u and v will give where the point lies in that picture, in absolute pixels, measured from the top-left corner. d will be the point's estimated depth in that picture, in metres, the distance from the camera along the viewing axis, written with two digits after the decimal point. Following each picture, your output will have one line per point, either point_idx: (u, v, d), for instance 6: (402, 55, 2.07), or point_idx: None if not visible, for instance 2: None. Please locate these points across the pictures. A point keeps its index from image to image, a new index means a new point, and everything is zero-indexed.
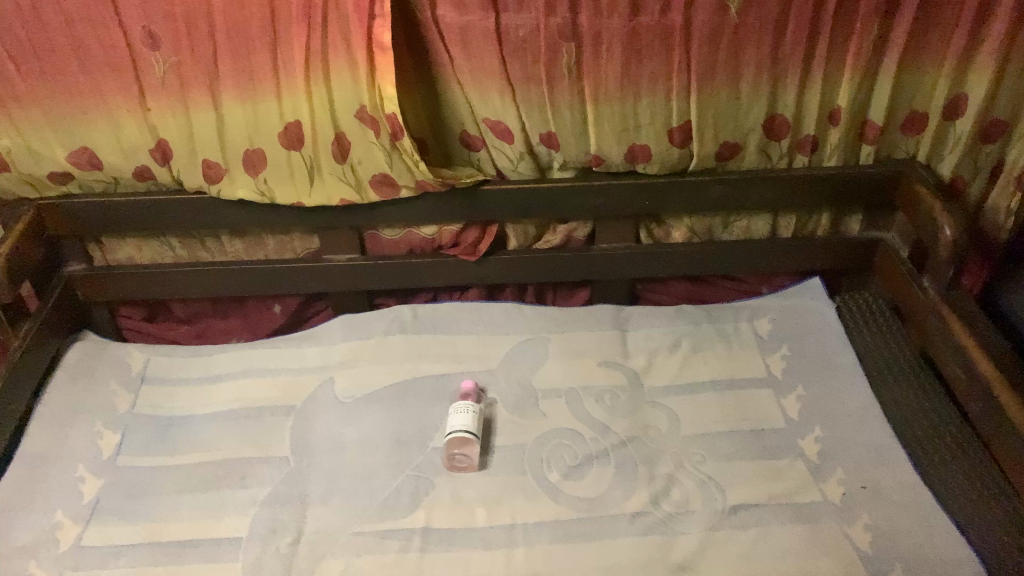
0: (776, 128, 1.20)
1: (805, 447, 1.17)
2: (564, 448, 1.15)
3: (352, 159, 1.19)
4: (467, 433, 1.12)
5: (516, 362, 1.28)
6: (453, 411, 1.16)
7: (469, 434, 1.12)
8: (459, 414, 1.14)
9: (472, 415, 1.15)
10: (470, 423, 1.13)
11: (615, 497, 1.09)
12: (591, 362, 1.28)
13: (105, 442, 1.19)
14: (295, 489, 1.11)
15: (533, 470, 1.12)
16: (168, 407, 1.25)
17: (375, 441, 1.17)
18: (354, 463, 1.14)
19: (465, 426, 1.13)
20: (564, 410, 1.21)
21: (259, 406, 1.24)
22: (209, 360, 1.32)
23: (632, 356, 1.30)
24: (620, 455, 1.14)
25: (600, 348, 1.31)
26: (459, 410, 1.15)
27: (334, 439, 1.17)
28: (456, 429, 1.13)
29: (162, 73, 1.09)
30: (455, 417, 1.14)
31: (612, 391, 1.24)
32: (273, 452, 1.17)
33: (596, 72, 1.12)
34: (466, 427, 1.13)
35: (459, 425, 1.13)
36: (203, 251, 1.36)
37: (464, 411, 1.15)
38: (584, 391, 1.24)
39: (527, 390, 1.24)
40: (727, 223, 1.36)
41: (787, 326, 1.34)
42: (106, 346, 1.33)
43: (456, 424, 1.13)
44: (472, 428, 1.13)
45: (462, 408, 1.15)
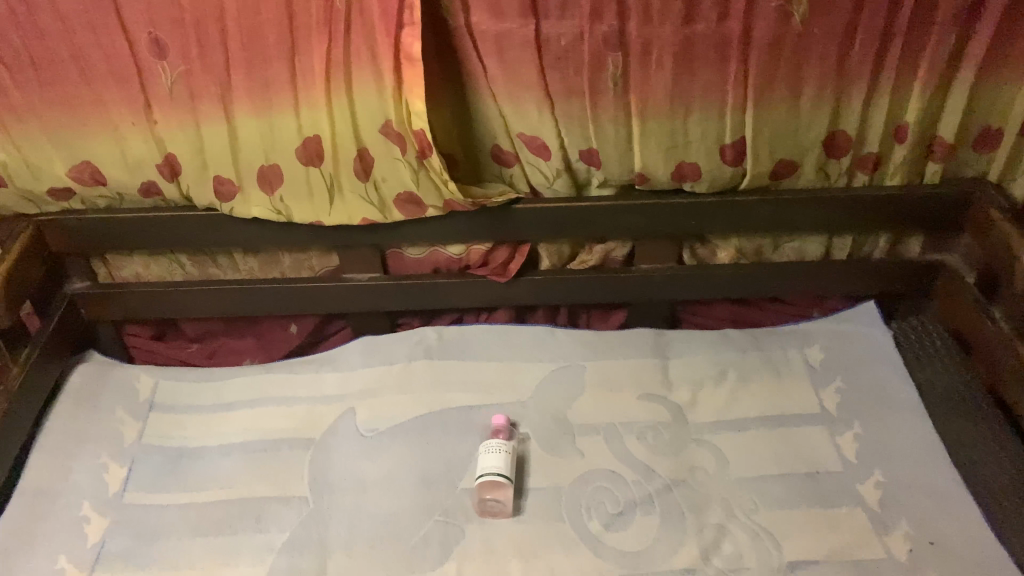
0: (837, 146, 1.10)
1: (864, 495, 1.09)
2: (605, 493, 1.07)
3: (375, 176, 1.09)
4: (498, 477, 1.04)
5: (550, 393, 1.19)
6: (483, 450, 1.08)
7: (502, 479, 1.05)
8: (490, 455, 1.07)
9: (504, 455, 1.07)
10: (502, 465, 1.05)
11: (663, 551, 1.01)
12: (630, 394, 1.20)
13: (112, 476, 1.11)
14: (315, 533, 1.02)
15: (571, 518, 1.04)
16: (178, 438, 1.17)
17: (400, 480, 1.08)
18: (378, 505, 1.06)
19: (497, 468, 1.05)
20: (603, 450, 1.12)
21: (275, 439, 1.15)
22: (222, 387, 1.24)
23: (675, 387, 1.21)
24: (665, 502, 1.07)
25: (640, 377, 1.22)
26: (490, 449, 1.07)
27: (356, 476, 1.09)
28: (487, 471, 1.05)
29: (170, 84, 1.00)
30: (486, 457, 1.07)
31: (654, 428, 1.16)
32: (291, 491, 1.08)
33: (643, 86, 1.01)
34: (497, 469, 1.05)
35: (489, 467, 1.05)
36: (214, 268, 1.27)
37: (495, 451, 1.07)
38: (624, 427, 1.15)
39: (562, 425, 1.15)
40: (778, 244, 1.26)
41: (840, 355, 1.26)
42: (113, 368, 1.25)
43: (488, 466, 1.06)
44: (505, 471, 1.05)
45: (493, 446, 1.08)
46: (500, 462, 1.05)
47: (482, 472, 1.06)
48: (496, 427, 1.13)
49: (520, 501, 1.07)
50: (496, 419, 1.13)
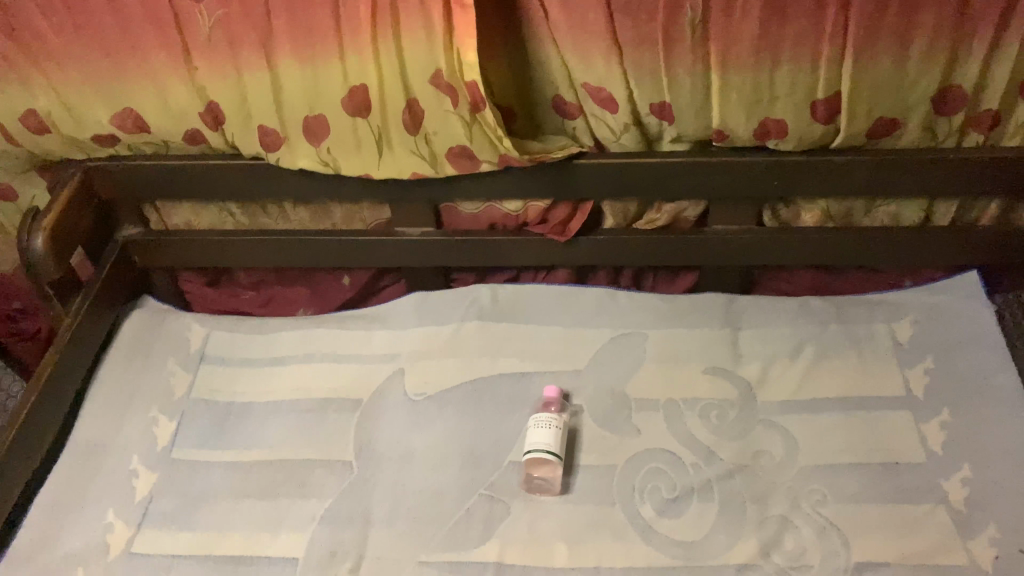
0: (949, 102, 0.96)
1: (948, 492, 1.00)
2: (661, 476, 1.01)
3: (426, 129, 1.01)
4: (547, 454, 0.99)
5: (606, 365, 1.13)
6: (532, 423, 1.03)
7: (551, 456, 0.99)
8: (539, 430, 1.01)
9: (554, 432, 1.01)
10: (552, 441, 1.00)
11: (718, 543, 0.95)
12: (694, 368, 1.12)
13: (162, 431, 1.11)
14: (358, 505, 1.01)
15: (621, 502, 0.99)
16: (227, 393, 1.15)
17: (446, 453, 1.05)
18: (423, 478, 1.03)
19: (546, 445, 1.00)
20: (661, 428, 1.06)
21: (323, 398, 1.13)
22: (272, 340, 1.21)
23: (744, 362, 1.13)
24: (725, 489, 1.00)
25: (706, 350, 1.14)
26: (539, 423, 1.02)
27: (403, 445, 1.06)
28: (536, 448, 1.00)
29: (209, 30, 0.95)
30: (535, 432, 1.01)
31: (718, 407, 1.08)
32: (335, 457, 1.06)
33: (726, 33, 0.89)
34: (546, 446, 1.00)
35: (539, 443, 1.00)
36: (264, 217, 1.23)
37: (545, 427, 1.01)
38: (685, 404, 1.09)
39: (619, 400, 1.09)
40: (870, 208, 1.13)
41: (934, 332, 1.14)
42: (166, 317, 1.24)
43: (537, 442, 1.00)
44: (554, 448, 1.00)
45: (542, 421, 1.02)
46: (550, 439, 1.00)
47: (531, 448, 1.00)
48: (548, 400, 1.07)
49: (571, 479, 1.02)
50: (548, 391, 1.08)
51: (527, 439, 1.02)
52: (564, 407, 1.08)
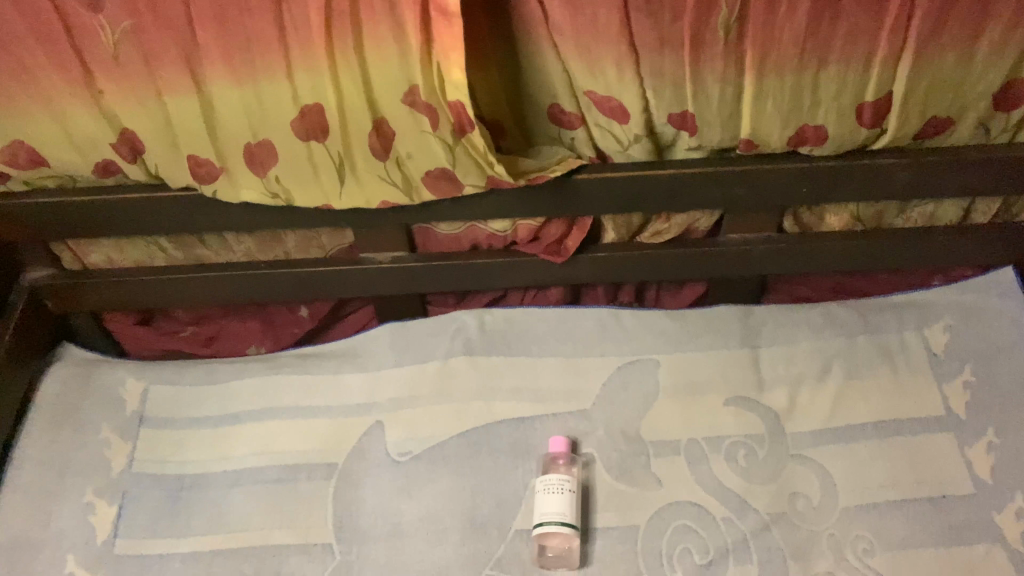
0: (1011, 98, 0.82)
1: (1004, 529, 0.90)
2: (690, 535, 0.89)
3: (398, 152, 0.83)
4: (560, 528, 0.86)
5: (617, 403, 0.99)
6: (540, 487, 0.89)
7: (566, 529, 0.86)
8: (550, 498, 0.87)
9: (568, 496, 0.88)
10: (566, 511, 0.87)
11: None
12: (714, 401, 1.00)
13: (99, 518, 0.93)
14: None
15: (649, 572, 0.87)
16: (176, 463, 0.98)
17: (444, 523, 0.91)
18: (418, 557, 0.89)
19: (559, 514, 0.86)
20: (686, 476, 0.94)
21: (293, 464, 0.97)
22: (223, 392, 1.03)
23: (769, 388, 1.01)
24: (763, 545, 0.89)
25: (726, 375, 1.02)
26: (550, 489, 0.88)
27: (394, 517, 0.92)
28: (547, 521, 0.86)
29: (114, 45, 0.75)
30: (545, 499, 0.88)
31: (746, 444, 0.96)
32: (312, 539, 0.91)
33: (767, 31, 0.74)
34: (559, 518, 0.86)
35: (551, 515, 0.86)
36: (202, 248, 1.03)
37: (557, 492, 0.87)
38: (708, 446, 0.96)
39: (635, 445, 0.96)
40: (903, 208, 1.02)
41: (971, 339, 1.04)
42: (93, 369, 1.05)
43: (548, 512, 0.87)
44: (570, 519, 0.86)
45: (553, 486, 0.88)
46: (563, 509, 0.86)
47: (542, 520, 0.87)
48: (556, 456, 0.94)
49: (589, 549, 0.89)
50: (555, 444, 0.93)
51: (536, 506, 0.89)
52: (573, 461, 0.94)
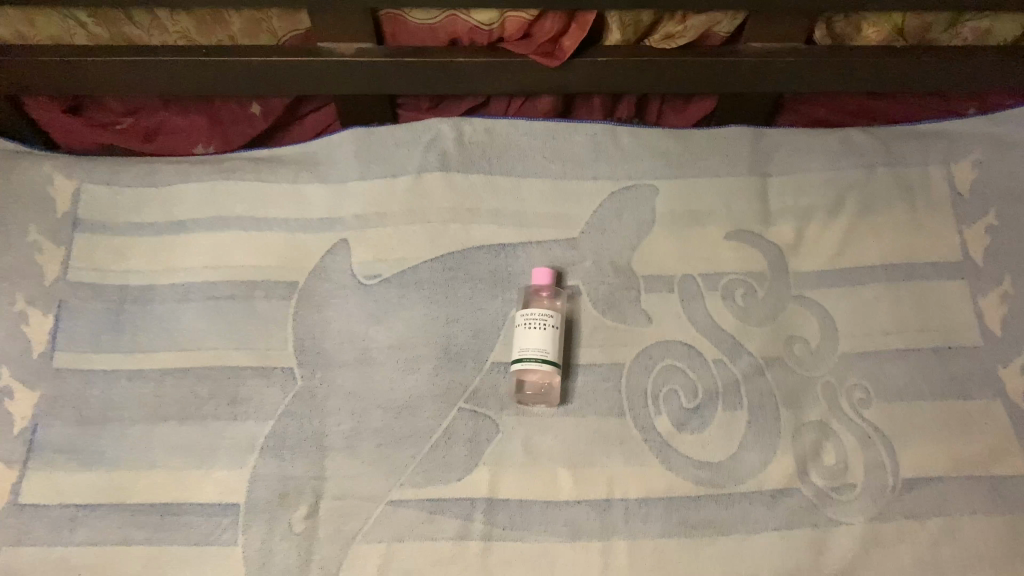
0: None
1: (1006, 383, 0.86)
2: (677, 376, 0.84)
3: None
4: (542, 366, 0.79)
5: (608, 231, 0.90)
6: (521, 322, 0.81)
7: (547, 367, 0.79)
8: (531, 333, 0.80)
9: (550, 331, 0.80)
10: (547, 348, 0.79)
11: (747, 464, 0.81)
12: (714, 234, 0.91)
13: (34, 329, 0.85)
14: (311, 430, 0.80)
15: (632, 413, 0.82)
16: (116, 273, 0.88)
17: (415, 352, 0.84)
18: (386, 387, 0.82)
19: (540, 351, 0.79)
20: (678, 314, 0.87)
21: (248, 281, 0.87)
22: (168, 197, 0.92)
23: (774, 222, 0.92)
24: (754, 391, 0.84)
25: (730, 206, 0.92)
26: (531, 324, 0.80)
27: (360, 344, 0.84)
28: (527, 357, 0.79)
29: None
30: (525, 334, 0.80)
31: (744, 282, 0.89)
32: (270, 362, 0.83)
33: None
34: (540, 355, 0.79)
35: (531, 352, 0.79)
36: (130, 25, 0.86)
37: (539, 328, 0.80)
38: (705, 282, 0.88)
39: (624, 278, 0.88)
40: (956, 21, 0.87)
41: (1000, 178, 0.94)
42: (15, 163, 0.92)
43: (528, 348, 0.80)
44: (552, 357, 0.80)
45: (535, 321, 0.80)
46: (546, 346, 0.79)
47: (522, 356, 0.80)
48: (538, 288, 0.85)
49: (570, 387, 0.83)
50: (539, 275, 0.84)
51: (516, 342, 0.81)
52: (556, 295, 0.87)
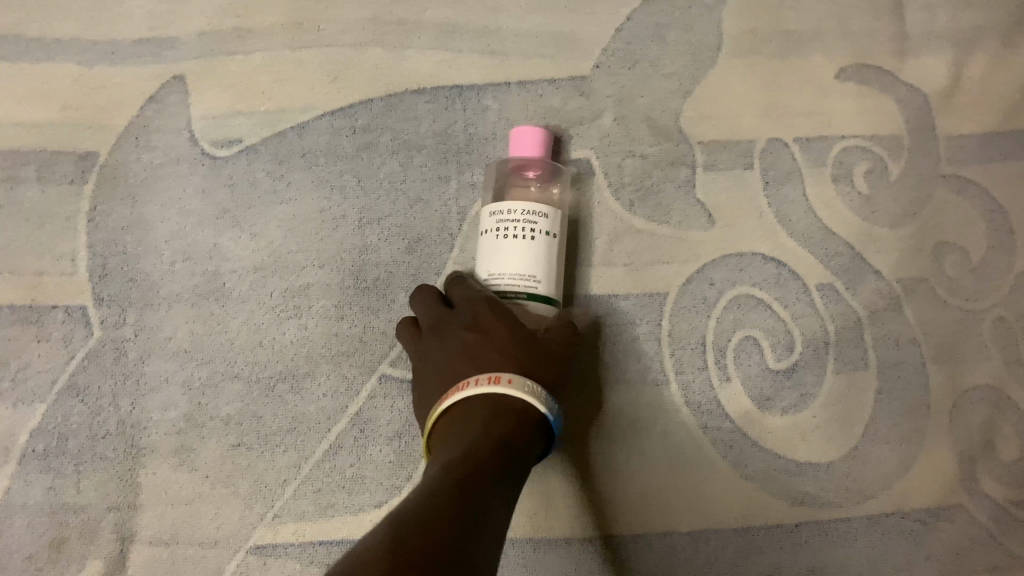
0: None
1: None
2: (757, 317, 0.49)
3: None
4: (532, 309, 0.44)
5: (639, 66, 0.53)
6: (489, 226, 0.44)
7: (541, 309, 0.44)
8: (508, 248, 0.43)
9: (529, 245, 0.43)
10: (541, 275, 0.44)
11: (873, 466, 0.47)
12: (817, 71, 0.54)
13: None
14: (113, 421, 0.45)
15: (681, 380, 0.48)
16: None
17: (302, 279, 0.48)
18: (250, 342, 0.47)
19: (507, 283, 0.44)
20: (756, 211, 0.51)
21: (5, 152, 0.49)
22: None
23: (915, 51, 0.55)
24: (885, 339, 0.49)
25: (843, 24, 0.55)
26: (509, 232, 0.43)
27: (205, 266, 0.48)
28: (505, 294, 0.44)
29: None
30: (499, 251, 0.44)
31: (867, 154, 0.52)
32: (43, 298, 0.47)
33: None
34: (527, 288, 0.44)
35: (511, 284, 0.44)
36: None
37: (510, 240, 0.43)
38: (802, 154, 0.52)
39: (665, 148, 0.52)
40: None
41: None
42: None
43: (506, 277, 0.44)
44: (548, 291, 0.44)
45: (517, 227, 0.43)
46: (537, 273, 0.43)
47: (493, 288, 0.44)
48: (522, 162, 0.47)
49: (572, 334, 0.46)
50: (524, 138, 0.46)
51: (480, 259, 0.45)
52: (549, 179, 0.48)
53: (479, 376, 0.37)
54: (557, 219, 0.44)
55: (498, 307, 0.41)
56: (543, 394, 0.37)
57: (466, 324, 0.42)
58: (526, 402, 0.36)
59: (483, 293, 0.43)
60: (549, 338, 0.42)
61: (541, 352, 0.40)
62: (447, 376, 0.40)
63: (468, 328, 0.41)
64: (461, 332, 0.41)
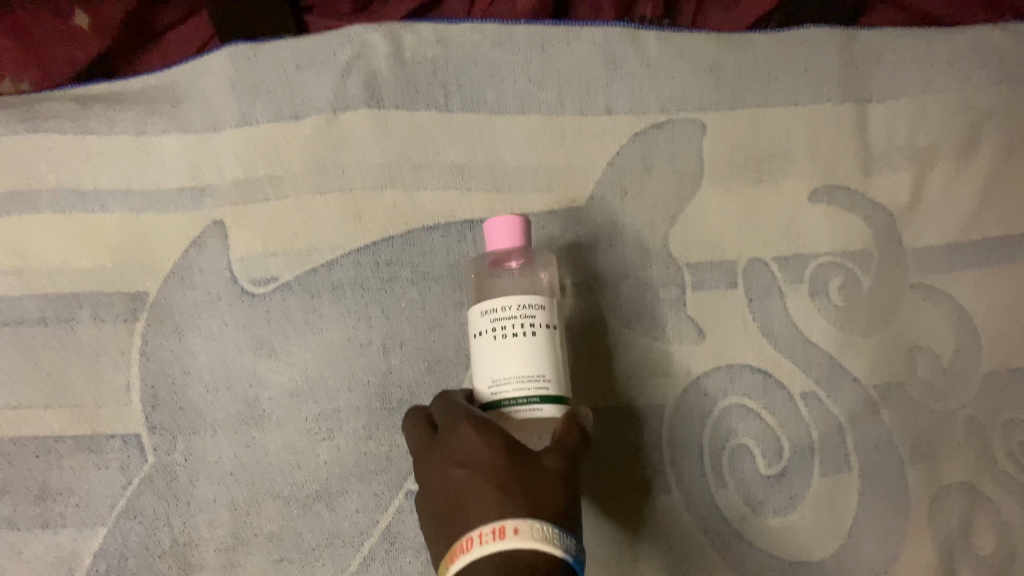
0: None
1: None
2: (749, 426, 0.54)
3: None
4: (547, 411, 0.43)
5: (630, 197, 0.59)
6: (484, 328, 0.44)
7: (554, 410, 0.44)
8: (510, 348, 0.44)
9: (527, 339, 0.44)
10: (550, 373, 0.44)
11: (860, 563, 0.52)
12: (791, 194, 0.59)
13: None
14: (166, 541, 0.50)
15: (682, 487, 0.53)
16: None
17: (332, 402, 0.53)
18: (287, 462, 0.52)
19: (512, 383, 0.43)
20: (744, 326, 0.56)
21: (65, 295, 0.55)
22: None
23: (879, 171, 0.61)
24: (866, 442, 0.54)
25: (814, 150, 0.61)
26: (508, 331, 0.44)
27: (245, 394, 0.53)
28: (516, 399, 0.43)
29: None
30: (500, 352, 0.44)
31: (841, 270, 0.58)
32: (100, 429, 0.53)
33: None
34: (539, 390, 0.43)
35: (523, 387, 0.43)
36: None
37: (511, 337, 0.44)
38: (781, 272, 0.58)
39: (657, 271, 0.57)
40: None
41: None
42: None
43: (515, 381, 0.43)
44: (558, 389, 0.44)
45: (515, 324, 0.44)
46: (545, 370, 0.44)
47: (501, 396, 0.44)
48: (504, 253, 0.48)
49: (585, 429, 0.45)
50: (500, 228, 0.47)
51: (479, 367, 0.45)
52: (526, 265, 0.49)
53: (483, 530, 0.37)
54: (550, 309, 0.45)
55: (484, 432, 0.41)
56: (554, 532, 0.37)
57: (457, 457, 0.41)
58: (535, 547, 0.36)
59: (473, 411, 0.43)
60: (551, 455, 0.41)
61: (544, 475, 0.40)
62: (455, 525, 0.39)
63: (461, 463, 0.41)
64: (456, 469, 0.41)
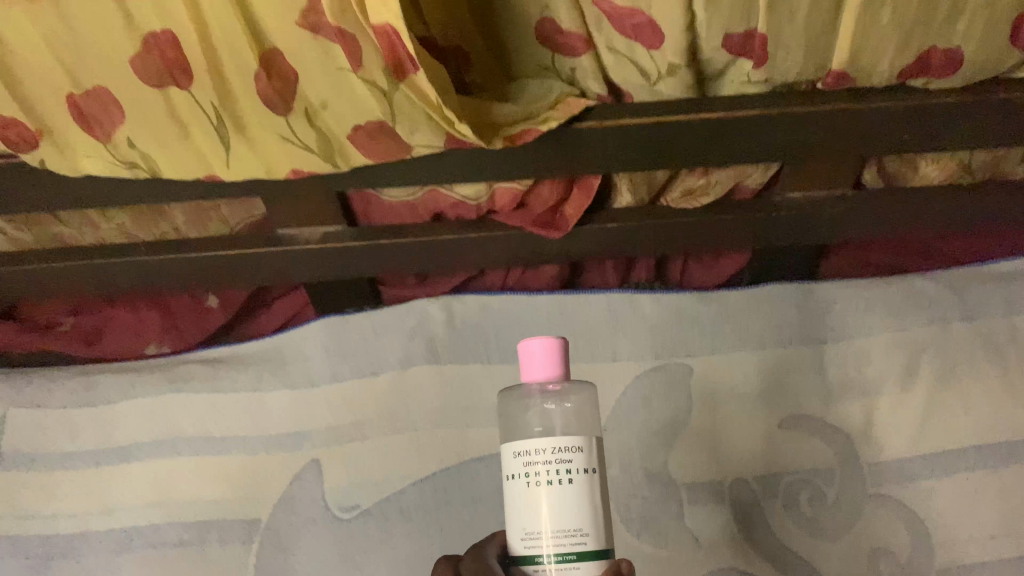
0: None
1: None
2: None
3: (310, 100, 0.52)
4: (583, 571, 0.37)
5: (635, 429, 0.75)
6: (517, 472, 0.39)
7: (594, 568, 0.38)
8: (542, 499, 0.38)
9: (559, 485, 0.38)
10: (588, 527, 0.38)
11: None
12: (764, 422, 0.75)
13: None
14: None
15: None
16: (46, 519, 0.74)
17: None
18: None
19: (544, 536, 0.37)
20: (734, 536, 0.71)
21: (199, 521, 0.72)
22: (105, 418, 0.77)
23: (837, 400, 0.76)
24: None
25: (782, 386, 0.76)
26: (541, 479, 0.38)
27: None
28: (548, 555, 0.38)
29: None
30: (530, 502, 0.38)
31: (810, 485, 0.72)
32: None
33: None
34: (575, 547, 0.37)
35: (556, 544, 0.37)
36: (58, 224, 0.71)
37: (542, 484, 0.38)
38: (760, 487, 0.73)
39: (659, 490, 0.73)
40: None
41: None
42: None
43: (546, 535, 0.38)
44: (599, 544, 0.38)
45: (549, 471, 0.38)
46: (582, 525, 0.37)
47: (535, 551, 0.38)
48: (541, 384, 0.40)
49: None
50: (536, 357, 0.40)
51: (512, 515, 0.39)
52: (565, 389, 0.42)
53: None
54: (590, 449, 0.39)
55: None
56: None
57: None
58: None
59: None
60: None
61: None
62: None
63: None
64: None
